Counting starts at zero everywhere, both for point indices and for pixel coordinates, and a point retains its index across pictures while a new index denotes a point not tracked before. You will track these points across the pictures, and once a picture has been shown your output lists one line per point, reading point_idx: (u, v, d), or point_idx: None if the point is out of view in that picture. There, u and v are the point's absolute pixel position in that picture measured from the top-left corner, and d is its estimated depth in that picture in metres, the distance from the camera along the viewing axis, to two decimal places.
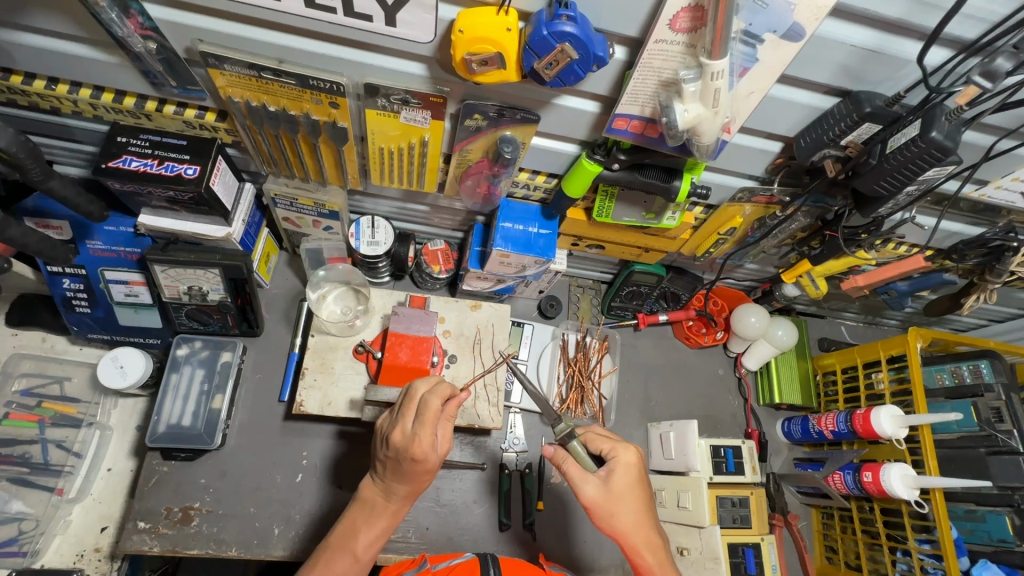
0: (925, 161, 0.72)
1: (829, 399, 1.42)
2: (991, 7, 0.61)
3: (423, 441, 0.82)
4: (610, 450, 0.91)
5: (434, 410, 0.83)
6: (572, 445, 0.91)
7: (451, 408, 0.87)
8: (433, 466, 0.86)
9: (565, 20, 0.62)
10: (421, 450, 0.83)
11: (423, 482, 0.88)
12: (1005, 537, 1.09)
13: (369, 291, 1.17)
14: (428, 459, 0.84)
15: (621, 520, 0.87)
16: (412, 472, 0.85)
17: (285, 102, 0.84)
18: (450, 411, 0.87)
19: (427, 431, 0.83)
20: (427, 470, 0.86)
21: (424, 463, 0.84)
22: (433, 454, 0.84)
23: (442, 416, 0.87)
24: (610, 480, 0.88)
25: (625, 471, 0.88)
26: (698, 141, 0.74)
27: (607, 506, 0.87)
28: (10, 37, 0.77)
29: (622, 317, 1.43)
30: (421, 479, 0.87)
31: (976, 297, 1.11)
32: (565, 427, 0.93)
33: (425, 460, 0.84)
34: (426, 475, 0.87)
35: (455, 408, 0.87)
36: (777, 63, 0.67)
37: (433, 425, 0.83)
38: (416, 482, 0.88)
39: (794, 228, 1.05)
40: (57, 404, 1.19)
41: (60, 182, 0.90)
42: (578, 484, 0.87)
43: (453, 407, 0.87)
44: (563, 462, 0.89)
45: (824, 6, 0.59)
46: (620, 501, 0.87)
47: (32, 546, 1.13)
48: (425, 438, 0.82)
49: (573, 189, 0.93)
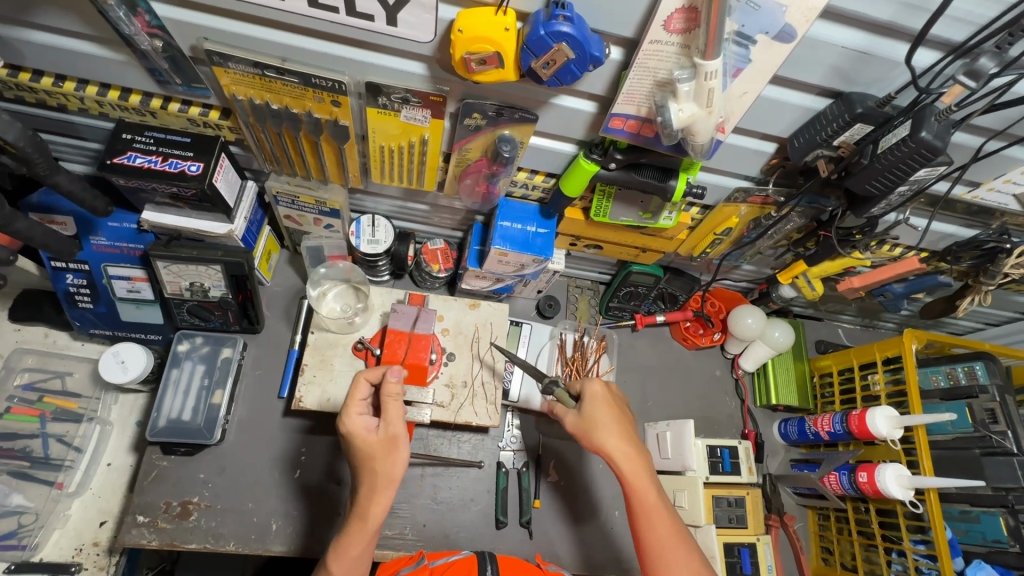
0: (916, 161, 0.74)
1: (826, 400, 1.43)
2: (978, 11, 0.63)
3: (347, 420, 0.87)
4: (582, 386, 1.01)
5: (360, 389, 0.90)
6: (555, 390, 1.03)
7: (390, 387, 0.88)
8: (374, 449, 0.86)
9: (562, 20, 0.64)
10: (348, 429, 0.87)
11: (384, 474, 0.86)
12: (1000, 537, 1.10)
13: (368, 289, 1.18)
14: (362, 440, 0.87)
15: (599, 439, 0.95)
16: (359, 460, 0.87)
17: (288, 101, 0.86)
18: (391, 391, 0.88)
19: (350, 411, 0.88)
20: (370, 453, 0.86)
21: (359, 445, 0.87)
22: (362, 431, 0.87)
23: (387, 398, 0.88)
24: (582, 408, 0.98)
25: (596, 398, 0.97)
26: (692, 141, 0.75)
27: (585, 429, 0.96)
28: (19, 35, 0.79)
29: (619, 317, 1.45)
30: (375, 469, 0.86)
31: (971, 298, 1.13)
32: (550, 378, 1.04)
33: (355, 440, 0.87)
34: (375, 462, 0.86)
35: (389, 385, 0.88)
36: (769, 64, 0.68)
37: (359, 405, 0.89)
38: (372, 474, 0.86)
39: (789, 229, 1.07)
40: (58, 399, 1.21)
41: (66, 177, 0.92)
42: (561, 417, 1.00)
43: (391, 386, 0.88)
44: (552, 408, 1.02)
45: (815, 8, 0.61)
46: (594, 421, 0.96)
47: (31, 539, 1.15)
48: (347, 418, 0.87)
49: (571, 188, 0.95)
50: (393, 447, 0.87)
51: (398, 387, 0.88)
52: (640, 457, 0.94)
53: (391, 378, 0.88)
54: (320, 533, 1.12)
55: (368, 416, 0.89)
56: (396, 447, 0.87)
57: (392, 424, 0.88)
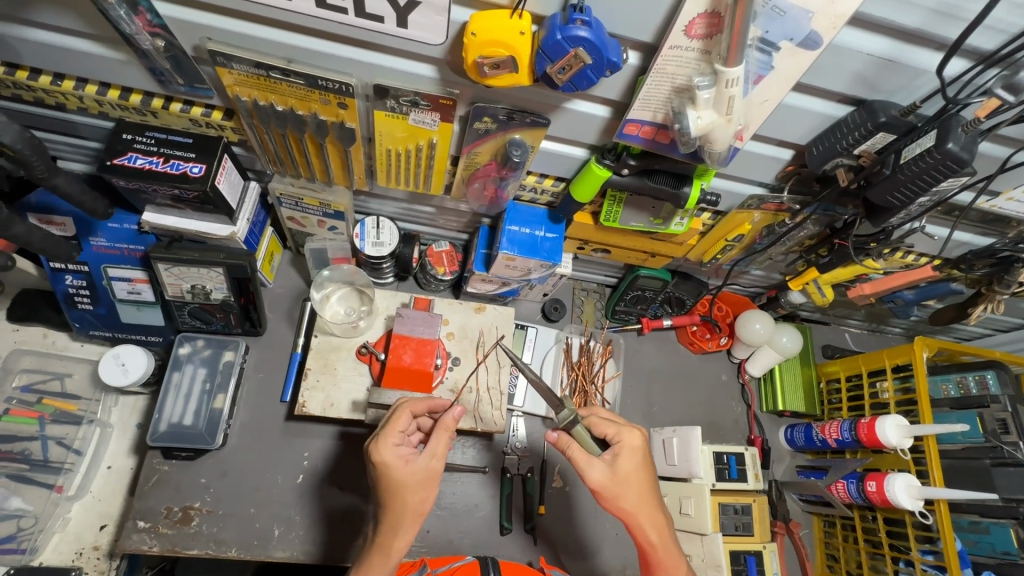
0: (941, 172, 0.72)
1: (833, 406, 1.40)
2: (1010, 19, 0.61)
3: (381, 448, 0.81)
4: (614, 433, 0.88)
5: (402, 419, 0.84)
6: (576, 430, 0.87)
7: (446, 420, 0.84)
8: (408, 480, 0.80)
9: (579, 24, 0.61)
10: (381, 458, 0.80)
11: (412, 508, 0.81)
12: (1009, 549, 1.08)
13: (372, 292, 1.16)
14: (396, 470, 0.80)
15: (627, 504, 0.84)
16: (389, 490, 0.81)
17: (293, 102, 0.83)
18: (446, 424, 0.84)
19: (387, 440, 0.81)
20: (403, 485, 0.80)
21: (391, 476, 0.80)
22: (400, 466, 0.80)
23: (437, 429, 0.84)
24: (615, 463, 0.84)
25: (630, 455, 0.85)
26: (709, 149, 0.73)
27: (615, 491, 0.84)
28: (17, 32, 0.77)
29: (625, 321, 1.43)
30: (404, 501, 0.80)
31: (984, 307, 1.11)
32: (569, 411, 0.87)
33: (388, 471, 0.80)
34: (406, 496, 0.80)
35: (447, 423, 0.84)
36: (792, 71, 0.66)
37: (397, 433, 0.82)
38: (399, 506, 0.80)
39: (802, 235, 1.05)
40: (58, 401, 1.19)
41: (65, 179, 0.89)
42: (584, 469, 0.84)
43: (449, 419, 0.84)
44: (568, 446, 0.86)
45: (843, 14, 0.59)
46: (627, 486, 0.84)
47: (31, 542, 1.13)
48: (383, 446, 0.81)
49: (581, 194, 0.93)
50: (430, 481, 0.81)
51: (453, 422, 0.84)
52: (665, 525, 0.86)
53: (449, 412, 0.85)
54: (322, 539, 1.11)
55: (403, 446, 0.82)
56: (433, 483, 0.82)
57: (436, 458, 0.82)
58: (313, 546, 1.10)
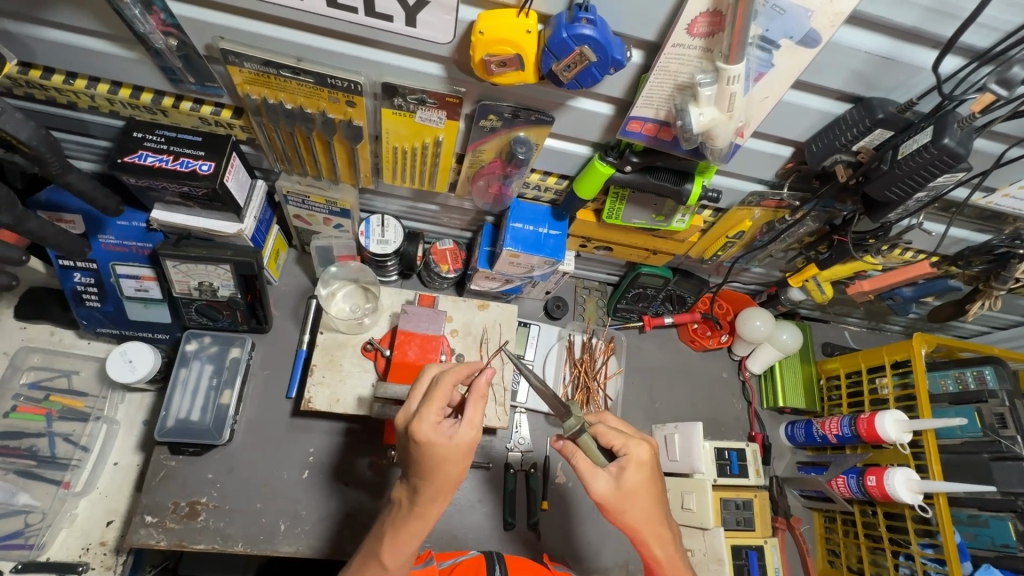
0: (937, 168, 0.73)
1: (833, 403, 1.42)
2: (1003, 17, 0.62)
3: (420, 424, 0.78)
4: (620, 445, 0.87)
5: (442, 389, 0.80)
6: (581, 439, 0.87)
7: (479, 385, 0.80)
8: (450, 454, 0.78)
9: (584, 23, 0.63)
10: (422, 434, 0.77)
11: (451, 477, 0.80)
12: (1008, 542, 1.10)
13: (378, 289, 1.18)
14: (438, 445, 0.78)
15: (632, 517, 0.85)
16: (429, 465, 0.79)
17: (302, 100, 0.85)
18: (480, 390, 0.80)
19: (430, 413, 0.78)
20: (445, 459, 0.78)
21: (433, 452, 0.78)
22: (442, 441, 0.77)
23: (473, 397, 0.80)
24: (621, 477, 0.85)
25: (634, 466, 0.85)
26: (711, 145, 0.75)
27: (621, 503, 0.85)
28: (32, 32, 0.78)
29: (627, 319, 1.44)
30: (443, 472, 0.79)
31: (981, 303, 1.12)
32: (575, 421, 0.88)
33: (430, 447, 0.78)
34: (445, 467, 0.79)
35: (481, 388, 0.80)
36: (791, 70, 0.67)
37: (438, 409, 0.79)
38: (438, 476, 0.80)
39: (802, 233, 1.06)
40: (65, 398, 1.20)
41: (77, 176, 0.91)
42: (588, 479, 0.85)
43: (481, 384, 0.80)
44: (572, 455, 0.87)
45: (841, 12, 0.60)
46: (631, 500, 0.85)
47: (38, 538, 1.13)
48: (425, 420, 0.78)
49: (584, 191, 0.94)
50: (468, 451, 0.79)
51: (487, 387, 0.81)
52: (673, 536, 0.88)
53: (483, 375, 0.81)
54: (328, 534, 1.12)
55: (445, 420, 0.80)
56: (471, 453, 0.80)
57: (475, 429, 0.79)
58: (318, 541, 1.11)
